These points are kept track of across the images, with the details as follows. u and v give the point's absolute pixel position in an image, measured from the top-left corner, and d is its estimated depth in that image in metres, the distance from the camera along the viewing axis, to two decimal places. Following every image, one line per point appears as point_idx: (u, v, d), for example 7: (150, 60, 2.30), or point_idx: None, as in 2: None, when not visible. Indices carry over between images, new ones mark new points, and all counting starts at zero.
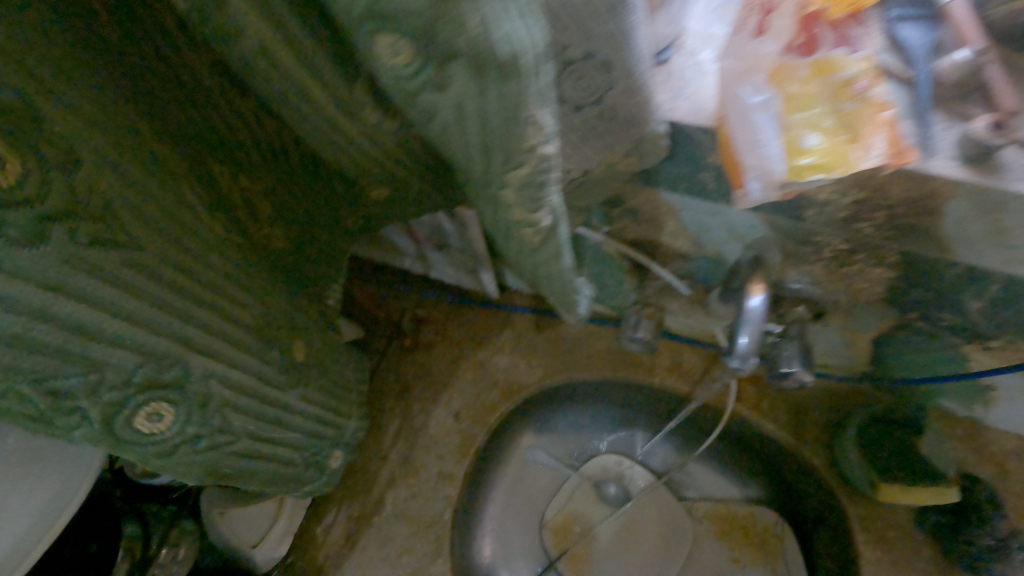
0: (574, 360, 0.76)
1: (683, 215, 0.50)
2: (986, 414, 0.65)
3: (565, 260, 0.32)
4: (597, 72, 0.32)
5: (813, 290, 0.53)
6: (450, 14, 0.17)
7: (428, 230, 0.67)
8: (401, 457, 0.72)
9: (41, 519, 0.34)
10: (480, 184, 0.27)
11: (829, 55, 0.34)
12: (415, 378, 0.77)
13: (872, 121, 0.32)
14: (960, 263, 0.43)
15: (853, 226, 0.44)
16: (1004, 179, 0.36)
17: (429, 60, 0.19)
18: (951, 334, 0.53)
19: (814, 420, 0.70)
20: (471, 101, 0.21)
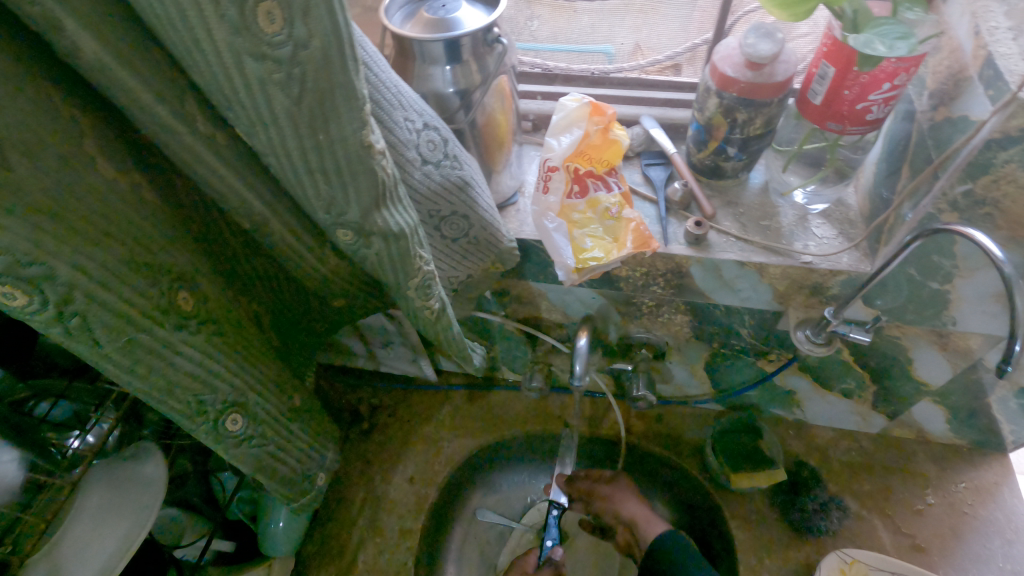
0: (502, 421, 0.96)
1: (549, 295, 0.73)
2: (804, 414, 0.89)
3: (453, 328, 0.53)
4: (460, 220, 0.55)
5: (648, 337, 0.77)
6: (371, 221, 0.39)
7: (374, 331, 0.87)
8: (368, 521, 0.86)
9: (121, 545, 0.48)
10: (396, 290, 0.48)
11: (596, 195, 0.59)
12: (377, 455, 0.93)
13: (624, 230, 0.58)
14: (718, 305, 0.68)
15: (649, 289, 0.68)
16: (711, 252, 0.62)
17: (362, 238, 0.41)
18: (745, 355, 0.76)
19: (689, 441, 0.91)
20: (384, 253, 0.42)
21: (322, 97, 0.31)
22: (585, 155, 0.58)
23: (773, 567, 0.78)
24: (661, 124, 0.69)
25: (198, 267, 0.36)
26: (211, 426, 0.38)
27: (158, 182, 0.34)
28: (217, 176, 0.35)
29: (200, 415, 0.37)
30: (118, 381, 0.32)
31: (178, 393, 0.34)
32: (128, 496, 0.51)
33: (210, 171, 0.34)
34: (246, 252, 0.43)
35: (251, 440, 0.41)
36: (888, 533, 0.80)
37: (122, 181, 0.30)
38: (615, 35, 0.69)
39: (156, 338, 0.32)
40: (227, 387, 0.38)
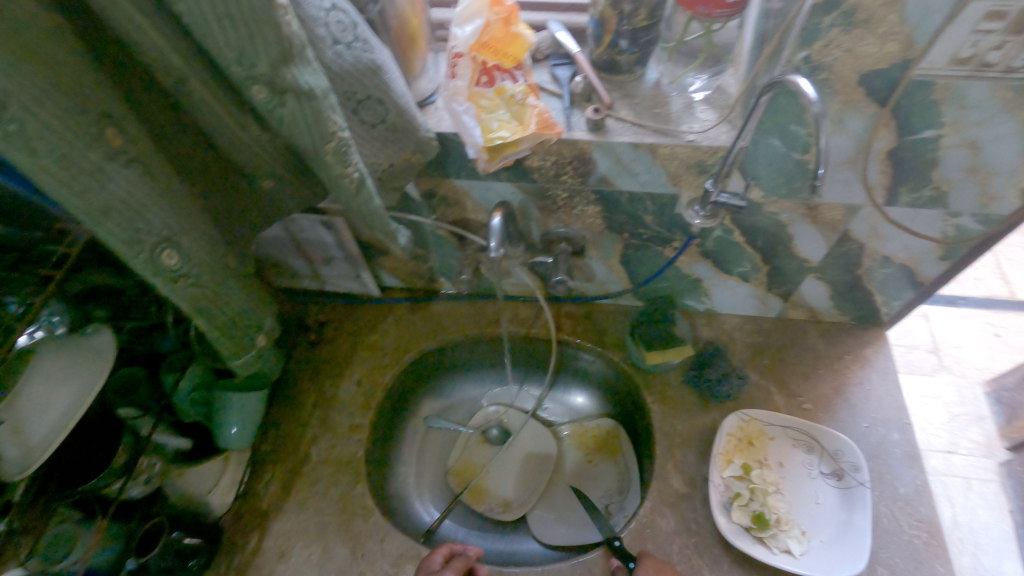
0: (443, 328, 1.02)
1: (473, 193, 0.80)
2: (712, 303, 0.99)
3: (374, 202, 0.59)
4: (376, 104, 0.60)
5: (567, 231, 0.85)
6: (281, 76, 0.44)
7: (314, 245, 0.92)
8: (320, 421, 0.93)
9: (75, 402, 0.53)
10: (315, 157, 0.53)
11: (502, 84, 0.65)
12: (325, 364, 0.99)
13: (529, 114, 0.65)
14: (622, 191, 0.77)
15: (561, 180, 0.76)
16: (609, 136, 0.69)
17: (276, 95, 0.46)
18: (653, 244, 0.86)
19: (612, 333, 1.00)
20: (298, 112, 0.48)
21: None
22: (490, 47, 0.64)
23: (683, 430, 0.89)
24: (566, 27, 0.76)
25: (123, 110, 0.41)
26: (148, 259, 0.43)
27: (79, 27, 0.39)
28: (133, 25, 0.39)
29: (136, 244, 0.42)
30: (54, 195, 0.37)
31: (112, 217, 0.40)
32: (76, 362, 0.55)
33: (127, 18, 0.39)
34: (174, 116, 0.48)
35: (187, 279, 0.46)
36: (781, 397, 0.92)
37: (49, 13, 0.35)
38: None
39: (88, 161, 0.38)
40: (161, 223, 0.43)
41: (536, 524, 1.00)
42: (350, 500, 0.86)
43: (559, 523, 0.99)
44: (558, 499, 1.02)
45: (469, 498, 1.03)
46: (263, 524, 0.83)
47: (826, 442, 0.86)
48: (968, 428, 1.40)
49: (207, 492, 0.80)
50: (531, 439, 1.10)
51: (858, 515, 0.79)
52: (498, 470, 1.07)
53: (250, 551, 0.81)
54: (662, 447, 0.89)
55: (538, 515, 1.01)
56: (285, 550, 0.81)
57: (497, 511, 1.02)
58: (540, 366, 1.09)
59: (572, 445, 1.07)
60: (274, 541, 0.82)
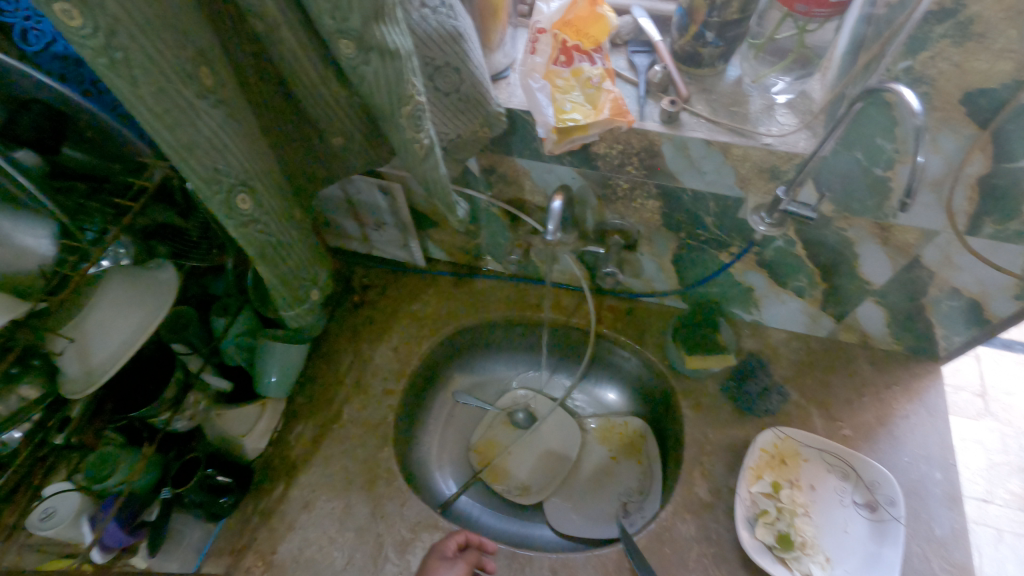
0: (483, 306, 1.03)
1: (532, 174, 0.79)
2: (760, 315, 0.96)
3: (440, 171, 0.59)
4: (452, 73, 0.60)
5: (622, 224, 0.83)
6: (370, 33, 0.45)
7: (368, 209, 0.93)
8: (354, 381, 0.94)
9: (138, 328, 0.56)
10: (388, 119, 0.53)
11: (580, 66, 0.64)
12: (364, 326, 1.00)
13: (603, 99, 0.64)
14: (686, 189, 0.75)
15: (624, 170, 0.74)
16: (682, 130, 0.67)
17: (362, 52, 0.46)
18: (708, 246, 0.84)
19: (652, 332, 0.99)
20: (381, 71, 0.47)
21: None
22: (573, 26, 0.63)
23: (715, 440, 0.88)
24: (650, 15, 0.74)
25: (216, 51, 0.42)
26: (225, 203, 0.44)
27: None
28: None
29: (215, 184, 0.43)
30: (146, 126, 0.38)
31: (197, 155, 0.41)
32: (144, 290, 0.58)
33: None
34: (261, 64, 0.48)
35: (257, 225, 0.47)
36: (820, 420, 0.89)
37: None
38: None
39: (182, 96, 0.38)
40: (240, 167, 0.44)
41: (550, 512, 1.00)
42: (374, 463, 0.88)
43: (574, 515, 0.99)
44: (575, 491, 1.03)
45: (488, 477, 1.04)
46: (291, 474, 0.86)
47: (863, 472, 0.83)
48: (1007, 478, 1.34)
49: (243, 436, 0.82)
50: (555, 428, 1.10)
51: (888, 549, 0.77)
52: (518, 453, 1.07)
53: (275, 498, 0.83)
54: (690, 453, 0.87)
55: (554, 504, 1.01)
56: (308, 501, 0.84)
57: (514, 493, 1.02)
58: (574, 356, 1.08)
59: (596, 440, 1.07)
60: (299, 491, 0.84)
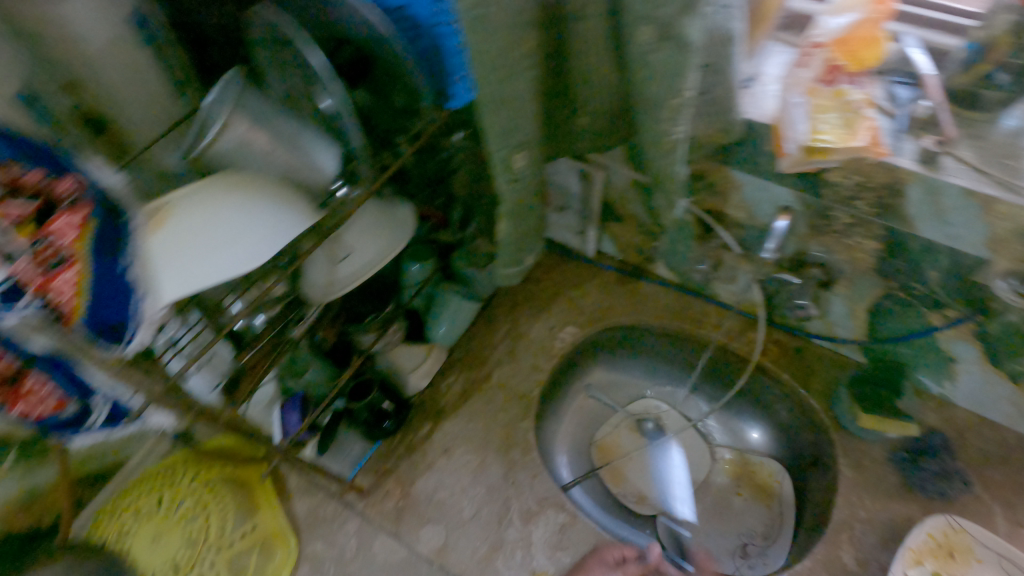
0: (643, 308, 1.03)
1: (744, 189, 0.77)
2: (952, 390, 0.87)
3: (678, 167, 0.60)
4: (713, 74, 0.60)
5: (826, 257, 0.79)
6: (678, 24, 0.46)
7: (560, 191, 0.97)
8: (508, 349, 0.99)
9: (377, 257, 0.63)
10: (649, 109, 0.55)
11: (842, 87, 0.63)
12: (526, 301, 1.04)
13: (861, 125, 0.61)
14: (919, 237, 0.69)
15: (852, 204, 0.70)
16: (940, 173, 0.62)
17: (660, 40, 0.48)
18: (919, 303, 0.77)
19: (820, 378, 0.93)
20: (670, 62, 0.49)
21: None
22: (846, 45, 0.61)
23: (872, 509, 0.81)
24: (923, 46, 0.69)
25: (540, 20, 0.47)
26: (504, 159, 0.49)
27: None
28: None
29: (507, 140, 0.47)
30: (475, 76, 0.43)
31: (504, 111, 0.45)
32: (388, 225, 0.65)
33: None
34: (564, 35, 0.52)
35: (519, 183, 0.52)
36: (1005, 524, 0.79)
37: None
38: None
39: (515, 58, 0.43)
40: (529, 130, 0.49)
41: (663, 529, 0.98)
42: (512, 430, 0.91)
43: (688, 540, 0.96)
44: (691, 515, 1.00)
45: (606, 477, 1.05)
46: (438, 419, 0.92)
47: None
48: None
49: (410, 373, 0.89)
50: (683, 448, 1.07)
51: None
52: (641, 463, 1.06)
53: (421, 436, 0.90)
54: (840, 513, 0.82)
55: (668, 522, 0.99)
56: (449, 448, 0.89)
57: (630, 500, 1.02)
58: (722, 381, 1.05)
59: (725, 472, 1.02)
60: (442, 436, 0.90)
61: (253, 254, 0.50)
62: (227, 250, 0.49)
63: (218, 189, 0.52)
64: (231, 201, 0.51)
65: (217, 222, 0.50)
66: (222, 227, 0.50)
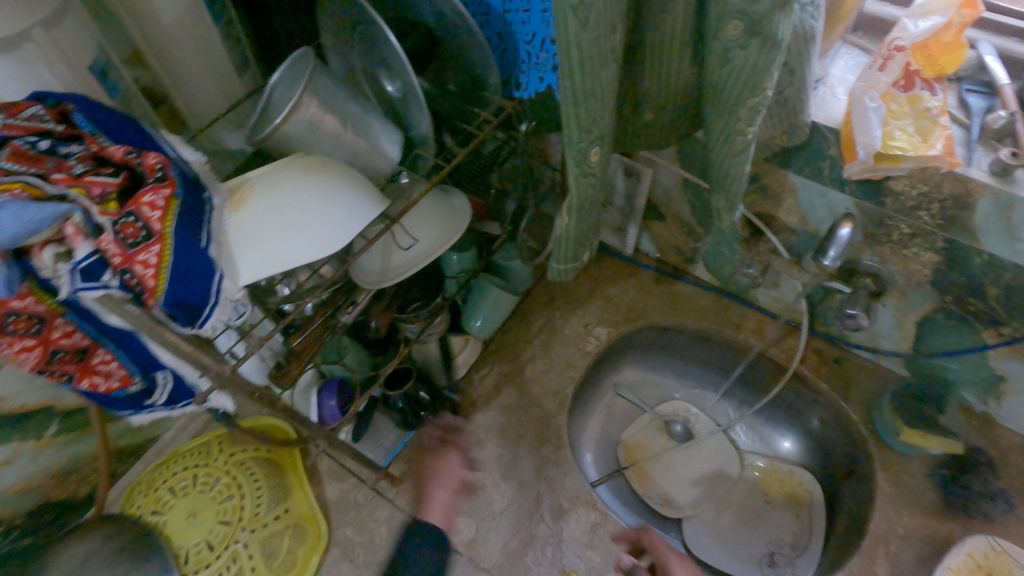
0: (680, 310, 1.01)
1: (800, 194, 0.76)
2: (998, 409, 0.85)
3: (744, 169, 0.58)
4: (786, 74, 0.58)
5: (879, 268, 0.77)
6: (769, 20, 0.45)
7: (604, 187, 0.95)
8: (542, 344, 0.98)
9: (434, 244, 0.61)
10: (725, 108, 0.53)
11: (917, 93, 0.60)
12: (562, 296, 1.03)
13: (936, 134, 0.59)
14: (983, 252, 0.67)
15: (915, 214, 0.68)
16: (1015, 187, 0.60)
17: (747, 36, 0.46)
18: (974, 319, 0.75)
19: (860, 389, 0.91)
20: (754, 59, 0.48)
21: None
22: (926, 51, 0.59)
23: (910, 524, 0.80)
24: (1000, 54, 0.67)
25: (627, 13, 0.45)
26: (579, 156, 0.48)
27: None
28: None
29: (585, 133, 0.46)
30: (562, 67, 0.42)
31: (586, 102, 0.44)
32: (448, 213, 0.63)
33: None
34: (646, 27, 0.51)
35: (588, 178, 0.51)
36: None
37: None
38: None
39: (605, 47, 0.42)
40: (604, 124, 0.48)
41: (689, 533, 0.98)
42: (545, 426, 0.90)
43: (713, 544, 0.96)
44: (716, 521, 0.99)
45: (632, 476, 1.04)
46: (471, 410, 0.91)
47: None
48: None
49: (443, 362, 0.90)
50: (712, 452, 1.06)
51: None
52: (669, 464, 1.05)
53: (453, 427, 0.89)
54: (876, 527, 0.80)
55: (693, 526, 0.99)
56: (481, 440, 0.88)
57: (655, 501, 1.01)
58: (756, 387, 1.03)
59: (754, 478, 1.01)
60: (475, 428, 0.89)
61: (328, 240, 0.49)
62: (303, 234, 0.48)
63: (296, 168, 0.50)
64: (309, 182, 0.50)
65: (296, 205, 0.49)
66: (300, 211, 0.48)
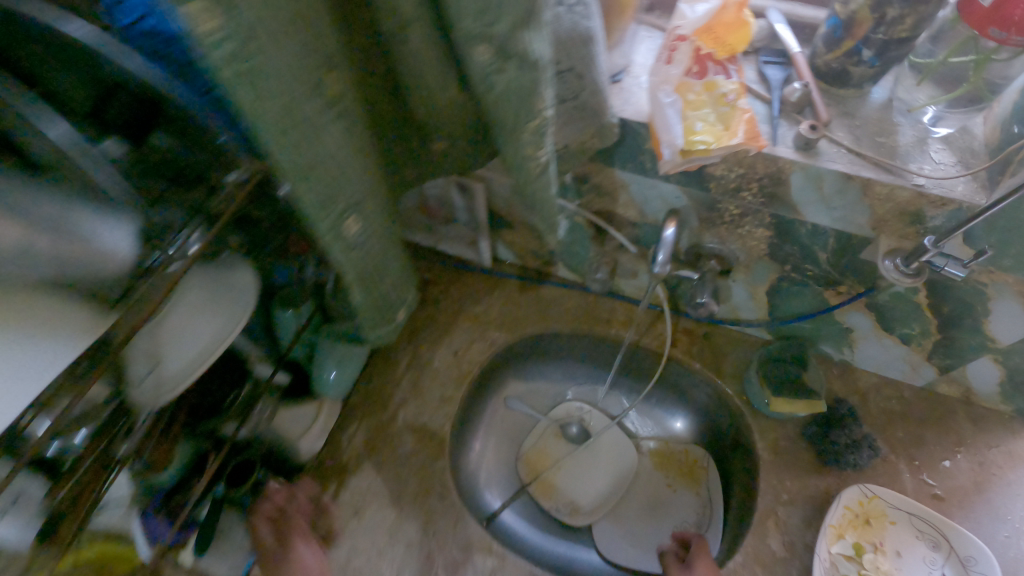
0: (549, 315, 0.97)
1: (630, 188, 0.72)
2: (851, 356, 0.88)
3: (550, 190, 0.53)
4: (574, 78, 0.53)
5: (721, 248, 0.75)
6: (515, 40, 0.38)
7: (442, 204, 0.87)
8: (411, 384, 0.90)
9: (215, 339, 0.52)
10: (507, 135, 0.47)
11: (713, 79, 0.57)
12: (424, 326, 0.95)
13: (737, 119, 0.56)
14: (806, 223, 0.67)
15: (739, 195, 0.67)
16: (819, 160, 0.59)
17: (499, 59, 0.39)
18: (814, 282, 0.76)
19: (731, 361, 0.92)
20: (515, 83, 0.41)
21: None
22: (712, 33, 0.55)
23: (793, 489, 0.81)
24: (788, 20, 0.65)
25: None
26: (336, 225, 0.40)
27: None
28: None
29: (328, 208, 0.38)
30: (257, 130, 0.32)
31: (311, 176, 0.36)
32: (224, 297, 0.54)
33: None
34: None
35: (359, 251, 0.43)
36: (911, 479, 0.82)
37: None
38: None
39: (305, 111, 0.33)
40: (351, 191, 0.40)
41: (600, 538, 0.95)
42: (427, 474, 0.83)
43: (624, 542, 0.94)
44: (625, 515, 0.98)
45: (536, 491, 1.00)
46: (343, 476, 0.82)
47: (957, 544, 0.75)
48: None
49: (299, 437, 0.78)
50: (611, 444, 1.05)
51: None
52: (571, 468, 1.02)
53: (322, 502, 0.80)
54: (764, 499, 0.81)
55: (603, 528, 0.96)
56: (359, 508, 0.79)
57: (562, 512, 0.97)
58: (639, 375, 1.02)
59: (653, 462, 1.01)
60: (349, 496, 0.80)
61: None
62: None
63: None
64: None
65: None
66: None
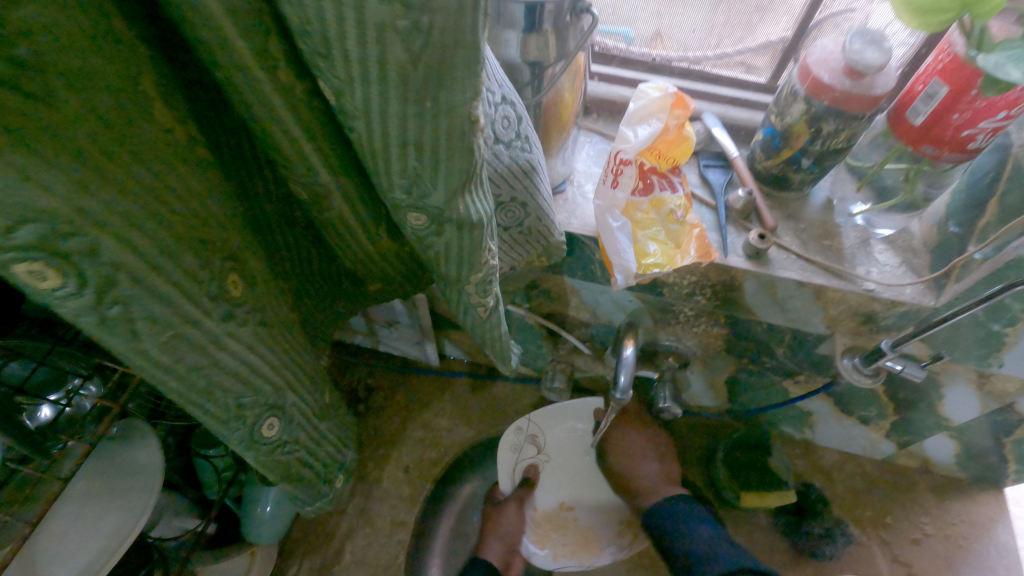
0: (505, 415, 0.91)
1: (582, 293, 0.69)
2: (812, 435, 0.87)
3: (501, 328, 0.48)
4: (517, 208, 0.49)
5: (677, 345, 0.73)
6: (453, 208, 0.33)
7: (380, 310, 0.79)
8: (359, 510, 0.82)
9: (111, 540, 0.43)
10: (449, 281, 0.42)
11: (660, 195, 0.55)
12: (371, 439, 0.88)
13: (688, 238, 0.54)
14: (762, 322, 0.65)
15: (693, 299, 0.64)
16: (771, 269, 0.57)
17: (435, 225, 0.35)
18: (772, 373, 0.74)
19: (694, 450, 0.89)
20: (455, 244, 0.36)
21: (433, 68, 0.25)
22: (655, 151, 0.53)
23: None
24: (723, 123, 0.65)
25: (92, 204, 0.22)
26: (248, 428, 0.35)
27: (192, 102, 0.27)
28: (274, 125, 0.27)
29: (237, 417, 0.33)
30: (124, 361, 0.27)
31: (214, 396, 0.31)
32: (121, 488, 0.46)
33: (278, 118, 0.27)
34: (201, 192, 0.28)
35: (281, 446, 0.38)
36: (885, 562, 0.80)
37: (162, 121, 0.24)
38: (636, 18, 0.61)
39: (201, 333, 0.29)
40: (268, 388, 0.35)
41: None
42: None
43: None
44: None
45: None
46: None
47: None
48: None
49: None
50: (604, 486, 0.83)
51: None
52: (588, 550, 0.78)
53: None
54: None
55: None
56: None
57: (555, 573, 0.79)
58: None
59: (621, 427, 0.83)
60: None
61: None
62: None
63: None
64: None
65: None
66: None
